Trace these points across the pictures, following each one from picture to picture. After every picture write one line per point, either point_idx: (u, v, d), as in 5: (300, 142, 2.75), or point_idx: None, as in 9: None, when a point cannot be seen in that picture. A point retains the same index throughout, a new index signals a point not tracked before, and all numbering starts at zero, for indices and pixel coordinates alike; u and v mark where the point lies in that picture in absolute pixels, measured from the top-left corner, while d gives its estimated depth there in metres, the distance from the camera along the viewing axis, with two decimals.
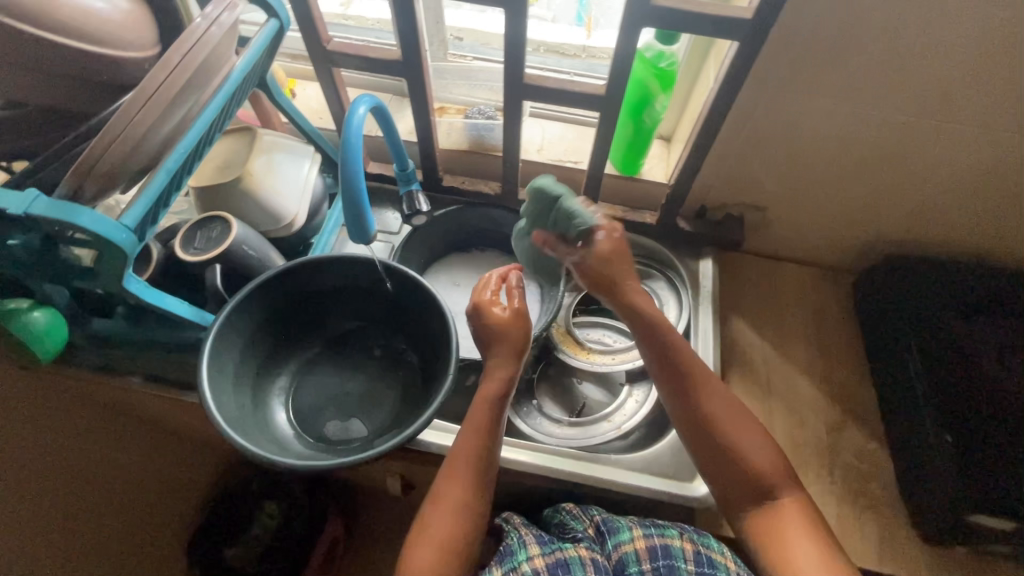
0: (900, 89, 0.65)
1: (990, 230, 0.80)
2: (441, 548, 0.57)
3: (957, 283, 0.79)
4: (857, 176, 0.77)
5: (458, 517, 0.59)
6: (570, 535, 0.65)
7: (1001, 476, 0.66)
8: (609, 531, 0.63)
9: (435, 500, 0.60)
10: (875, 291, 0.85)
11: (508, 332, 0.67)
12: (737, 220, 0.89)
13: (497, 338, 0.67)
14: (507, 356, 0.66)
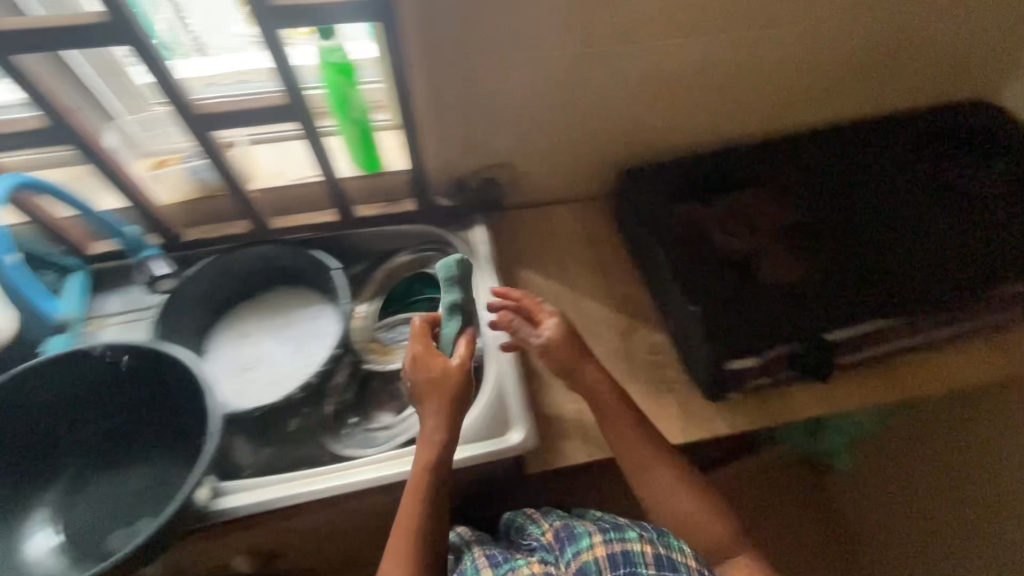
0: (543, 23, 0.74)
1: (684, 122, 0.93)
2: None
3: (678, 177, 0.93)
4: (560, 110, 0.86)
5: None
6: (530, 543, 0.70)
7: (735, 317, 0.78)
8: (572, 536, 0.66)
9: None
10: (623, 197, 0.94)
11: (442, 383, 0.69)
12: (491, 182, 0.94)
13: (426, 387, 0.69)
14: (433, 409, 0.68)
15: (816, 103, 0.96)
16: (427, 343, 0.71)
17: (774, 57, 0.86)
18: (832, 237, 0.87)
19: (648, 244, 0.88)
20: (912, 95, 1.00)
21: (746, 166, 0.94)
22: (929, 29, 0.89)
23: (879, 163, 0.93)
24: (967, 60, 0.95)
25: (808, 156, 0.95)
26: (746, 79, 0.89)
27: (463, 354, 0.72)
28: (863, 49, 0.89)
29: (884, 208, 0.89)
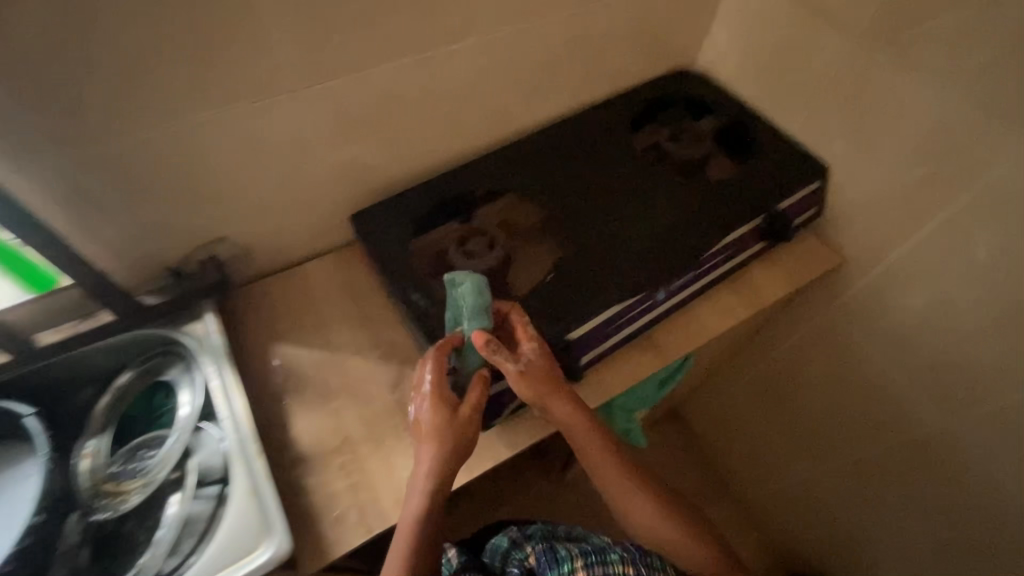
0: (166, 94, 0.66)
1: (402, 151, 0.90)
2: None
3: (415, 204, 0.89)
4: (250, 172, 0.79)
5: None
6: (514, 562, 0.77)
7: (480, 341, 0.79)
8: (555, 558, 0.73)
9: None
10: (362, 235, 0.88)
11: (449, 421, 0.71)
12: (208, 262, 0.85)
13: (445, 412, 0.71)
14: (444, 437, 0.70)
15: (533, 103, 0.97)
16: (441, 378, 0.73)
17: (467, 74, 0.85)
18: (572, 229, 0.90)
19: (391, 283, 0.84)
20: (625, 75, 1.05)
21: (484, 174, 0.93)
22: (609, 16, 0.92)
23: (604, 146, 0.99)
24: (658, 34, 1.01)
25: (540, 151, 0.97)
26: (449, 99, 0.87)
27: (473, 395, 0.72)
28: (553, 47, 0.91)
29: (613, 191, 0.95)
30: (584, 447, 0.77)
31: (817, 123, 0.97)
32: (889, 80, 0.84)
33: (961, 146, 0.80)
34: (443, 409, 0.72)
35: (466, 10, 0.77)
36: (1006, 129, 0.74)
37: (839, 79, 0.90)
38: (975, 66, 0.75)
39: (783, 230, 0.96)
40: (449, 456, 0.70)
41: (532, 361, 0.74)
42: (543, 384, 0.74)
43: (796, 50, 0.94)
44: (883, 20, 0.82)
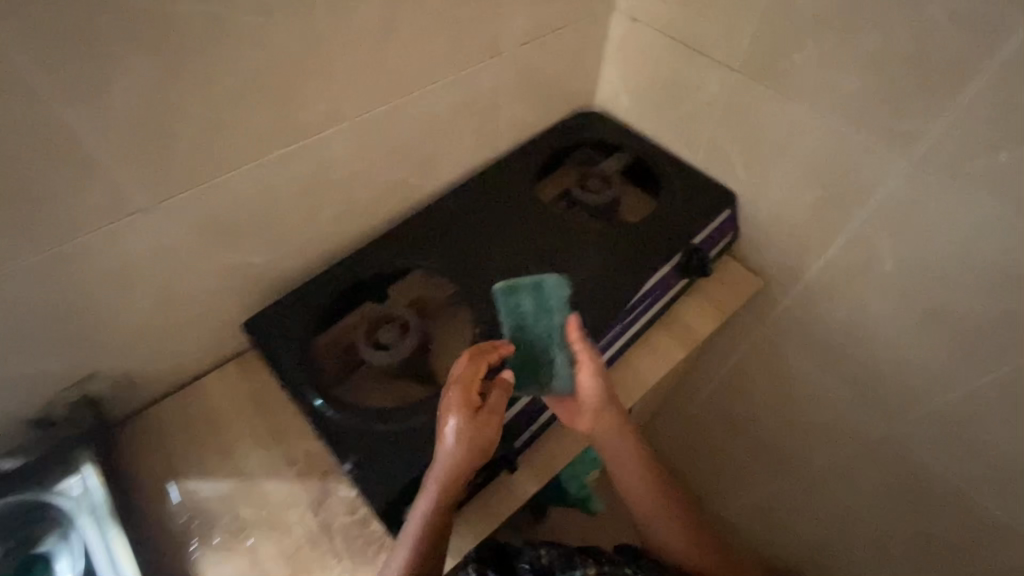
0: None
1: (292, 244, 0.83)
2: None
3: (312, 301, 0.82)
4: (109, 301, 0.69)
5: None
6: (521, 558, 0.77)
7: (399, 442, 0.71)
8: (572, 563, 0.74)
9: None
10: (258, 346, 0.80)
11: (478, 427, 0.66)
12: (79, 406, 0.74)
13: (465, 415, 0.66)
14: (465, 440, 0.65)
15: (430, 171, 0.92)
16: (471, 389, 0.68)
17: (346, 156, 0.80)
18: (489, 299, 0.85)
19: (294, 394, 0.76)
20: (522, 127, 1.02)
21: (387, 254, 0.87)
22: (492, 75, 0.89)
23: (510, 206, 0.96)
24: (548, 84, 0.99)
25: (445, 220, 0.92)
26: (332, 184, 0.81)
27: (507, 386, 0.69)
28: (436, 114, 0.87)
29: (526, 251, 0.91)
30: (620, 458, 0.77)
31: (716, 154, 0.97)
32: (772, 111, 0.85)
33: (848, 167, 0.80)
34: (464, 413, 0.66)
35: (330, 95, 0.73)
36: (885, 147, 0.75)
37: (726, 112, 0.91)
38: (845, 91, 0.76)
39: (703, 263, 0.95)
40: (469, 466, 0.65)
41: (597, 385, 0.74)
42: (600, 393, 0.74)
43: (682, 86, 0.95)
44: (755, 53, 0.82)
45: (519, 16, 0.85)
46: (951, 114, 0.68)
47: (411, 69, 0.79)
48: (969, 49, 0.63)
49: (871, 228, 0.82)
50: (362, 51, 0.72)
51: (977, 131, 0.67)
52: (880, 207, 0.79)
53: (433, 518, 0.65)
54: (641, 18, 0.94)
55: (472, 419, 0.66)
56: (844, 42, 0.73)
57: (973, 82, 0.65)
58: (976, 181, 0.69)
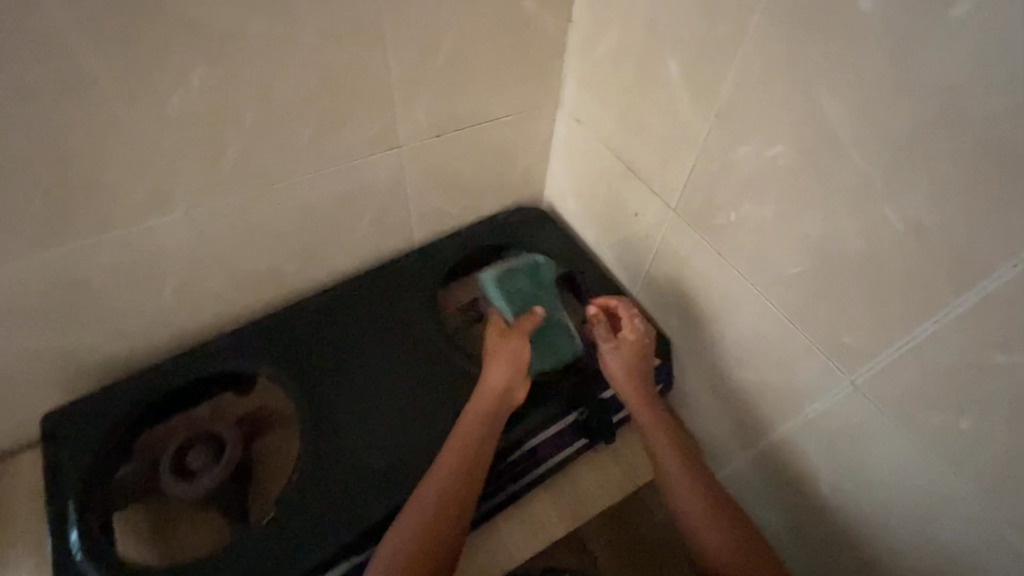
0: None
1: (126, 330, 0.73)
2: (418, 527, 0.58)
3: (128, 399, 0.73)
4: None
5: (437, 512, 0.59)
6: None
7: None
8: None
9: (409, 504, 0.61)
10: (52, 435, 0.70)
11: (512, 341, 0.70)
12: None
13: (495, 343, 0.71)
14: (497, 352, 0.70)
15: (311, 260, 0.81)
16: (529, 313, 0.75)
17: (186, 246, 0.68)
18: (325, 433, 0.72)
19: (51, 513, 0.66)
20: (442, 218, 0.89)
21: (232, 356, 0.77)
22: (392, 168, 0.77)
23: (400, 311, 0.83)
24: (474, 177, 0.86)
25: (318, 320, 0.81)
26: (172, 273, 0.70)
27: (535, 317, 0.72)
28: (315, 205, 0.74)
29: (396, 373, 0.77)
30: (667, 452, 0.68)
31: (651, 290, 0.80)
32: (706, 266, 0.67)
33: (785, 363, 0.62)
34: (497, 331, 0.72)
35: (161, 185, 0.62)
36: (822, 355, 0.57)
37: (662, 251, 0.74)
38: (781, 276, 0.57)
39: (604, 427, 0.78)
40: (496, 375, 0.68)
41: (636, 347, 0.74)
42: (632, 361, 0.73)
43: (622, 207, 0.79)
44: (693, 196, 0.64)
45: (425, 108, 0.71)
46: (896, 352, 0.49)
47: (271, 162, 0.66)
48: (926, 280, 0.44)
49: (804, 441, 0.63)
50: (195, 142, 0.59)
51: (929, 384, 0.47)
52: (815, 422, 0.61)
53: (460, 458, 0.62)
54: (584, 121, 0.79)
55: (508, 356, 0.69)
56: (783, 219, 0.54)
57: (927, 324, 0.45)
58: (925, 441, 0.50)
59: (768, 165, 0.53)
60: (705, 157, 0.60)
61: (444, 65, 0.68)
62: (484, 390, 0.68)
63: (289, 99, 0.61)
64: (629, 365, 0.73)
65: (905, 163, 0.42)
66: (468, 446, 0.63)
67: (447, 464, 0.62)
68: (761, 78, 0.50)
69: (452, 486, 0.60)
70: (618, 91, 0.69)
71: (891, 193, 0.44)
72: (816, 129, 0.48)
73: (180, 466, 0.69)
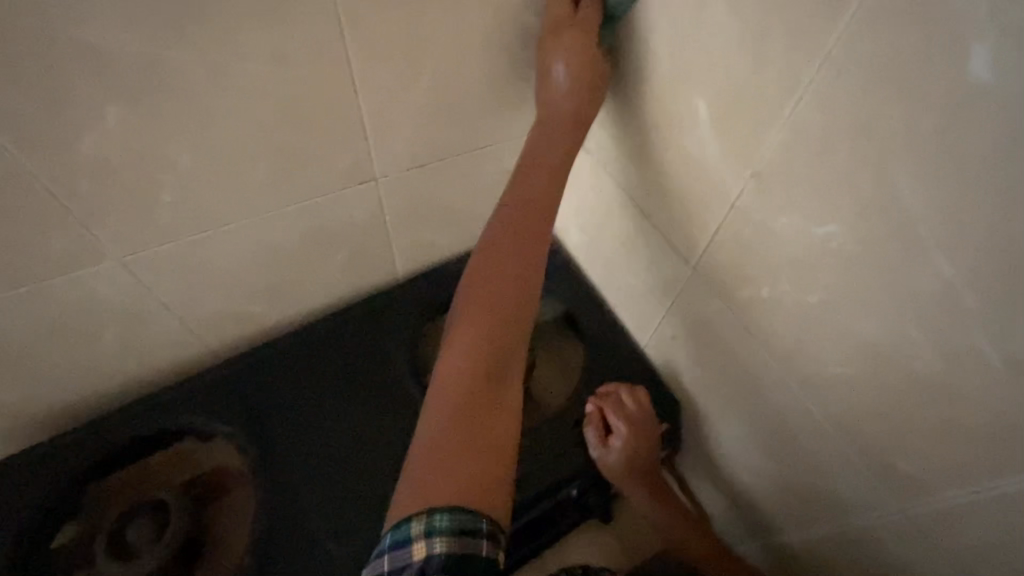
0: None
1: (65, 382, 0.64)
2: (459, 457, 0.42)
3: (86, 449, 0.66)
4: None
5: (461, 397, 0.45)
6: None
7: None
8: None
9: (445, 362, 0.48)
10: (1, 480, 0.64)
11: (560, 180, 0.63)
12: None
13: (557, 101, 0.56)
14: (573, 88, 0.54)
15: (277, 300, 0.71)
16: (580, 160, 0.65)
17: (126, 295, 0.59)
18: (285, 508, 0.64)
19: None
20: (430, 251, 0.78)
21: (193, 407, 0.69)
22: (369, 202, 0.66)
23: (376, 358, 0.74)
24: (465, 208, 0.75)
25: (285, 368, 0.72)
26: (111, 322, 0.61)
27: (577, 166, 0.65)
28: (278, 244, 0.64)
29: (366, 437, 0.69)
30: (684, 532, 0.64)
31: (661, 349, 0.70)
32: (728, 339, 0.57)
33: (820, 470, 0.52)
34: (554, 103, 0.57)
35: (84, 234, 0.52)
36: (868, 472, 0.47)
37: (678, 310, 0.63)
38: (824, 374, 0.47)
39: (597, 499, 0.70)
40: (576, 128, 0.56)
41: (638, 438, 0.64)
42: (637, 449, 0.64)
43: (633, 253, 0.68)
44: (719, 258, 0.54)
45: (406, 137, 0.61)
46: (972, 497, 0.40)
47: (220, 203, 0.56)
48: (1022, 429, 0.35)
49: (835, 552, 0.55)
50: (120, 187, 0.50)
51: (1012, 544, 0.39)
52: (852, 539, 0.52)
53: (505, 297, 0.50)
54: (594, 152, 0.67)
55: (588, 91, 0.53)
56: (832, 311, 0.44)
57: (1022, 478, 0.36)
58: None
59: (819, 247, 0.43)
60: (738, 220, 0.49)
61: (427, 89, 0.57)
62: (500, 221, 0.54)
63: (235, 132, 0.51)
64: (630, 456, 0.63)
65: (1005, 282, 0.32)
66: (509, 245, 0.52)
67: (453, 363, 0.47)
68: (820, 142, 0.39)
69: (471, 386, 0.46)
70: (636, 124, 0.58)
71: (987, 317, 0.34)
72: (887, 216, 0.37)
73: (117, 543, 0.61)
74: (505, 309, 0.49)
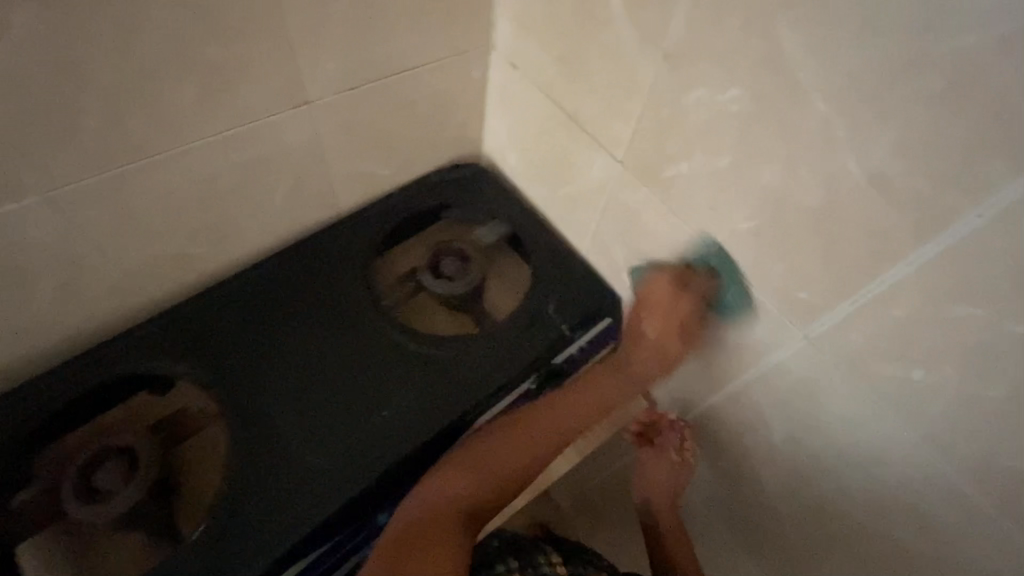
0: None
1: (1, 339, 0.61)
2: (425, 514, 0.56)
3: (31, 403, 0.64)
4: None
5: (476, 477, 0.60)
6: None
7: None
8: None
9: (490, 461, 0.61)
10: None
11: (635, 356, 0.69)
12: None
13: (665, 296, 0.63)
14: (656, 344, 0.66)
15: (219, 241, 0.70)
16: (677, 309, 0.63)
17: (58, 238, 0.57)
18: (256, 434, 0.66)
19: None
20: (371, 183, 0.79)
21: (144, 351, 0.68)
22: (304, 129, 0.66)
23: (328, 288, 0.75)
24: (403, 137, 0.76)
25: (234, 308, 0.72)
26: (45, 269, 0.59)
27: (657, 290, 0.64)
28: (213, 176, 0.63)
29: (326, 361, 0.70)
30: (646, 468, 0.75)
31: (600, 251, 0.76)
32: (657, 223, 0.63)
33: (739, 321, 0.60)
34: (670, 306, 0.63)
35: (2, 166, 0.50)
36: (776, 309, 0.55)
37: (612, 209, 0.69)
38: (736, 231, 0.54)
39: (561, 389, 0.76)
40: (652, 324, 0.66)
41: (679, 467, 0.73)
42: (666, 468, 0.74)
43: (566, 163, 0.72)
44: (642, 147, 0.59)
45: (335, 56, 0.61)
46: (853, 307, 0.48)
47: (148, 127, 0.55)
48: (885, 234, 0.43)
49: (755, 395, 0.64)
50: (34, 110, 0.48)
51: (883, 337, 0.47)
52: (767, 377, 0.61)
53: (547, 440, 0.65)
54: (522, 68, 0.70)
55: (672, 306, 0.63)
56: (736, 171, 0.51)
57: (888, 277, 0.44)
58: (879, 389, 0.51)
59: (722, 114, 0.49)
60: (655, 107, 0.55)
61: (353, 4, 0.58)
62: (588, 393, 0.69)
63: (157, 50, 0.50)
64: (661, 474, 0.74)
65: (866, 105, 0.39)
66: (571, 407, 0.68)
67: (485, 463, 0.61)
68: (717, 13, 0.44)
69: (481, 474, 0.60)
70: (558, 32, 0.61)
71: (854, 142, 0.41)
72: (774, 70, 0.43)
73: (88, 488, 0.62)
74: (534, 454, 0.64)
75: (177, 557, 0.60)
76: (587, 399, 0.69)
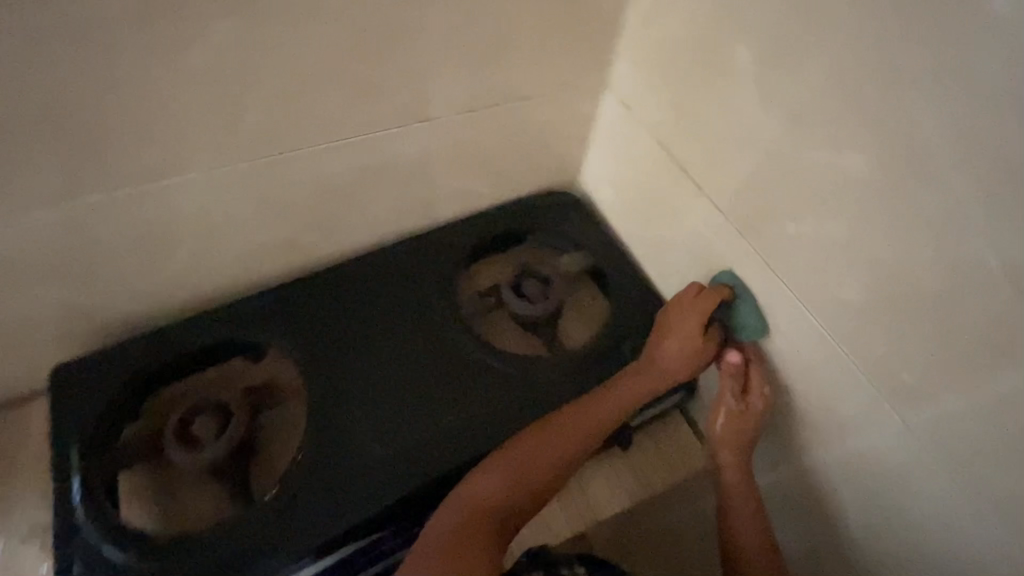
0: None
1: (142, 292, 0.71)
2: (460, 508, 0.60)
3: (150, 352, 0.72)
4: None
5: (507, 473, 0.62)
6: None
7: (145, 553, 0.63)
8: None
9: (521, 454, 0.63)
10: (75, 377, 0.70)
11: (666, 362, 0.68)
12: None
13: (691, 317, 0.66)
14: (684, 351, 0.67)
15: (330, 234, 0.77)
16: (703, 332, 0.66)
17: (204, 212, 0.66)
18: (333, 415, 0.71)
19: (68, 443, 0.67)
20: (470, 200, 0.84)
21: (249, 323, 0.75)
22: (422, 142, 0.71)
23: (416, 292, 0.79)
24: (508, 161, 0.80)
25: (331, 297, 0.78)
26: (188, 237, 0.68)
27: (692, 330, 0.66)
28: (337, 176, 0.70)
29: (404, 360, 0.74)
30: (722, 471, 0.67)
31: None
32: (752, 278, 0.62)
33: (829, 395, 0.59)
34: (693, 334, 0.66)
35: (177, 145, 0.59)
36: (871, 389, 0.54)
37: (705, 258, 0.68)
38: (841, 299, 0.53)
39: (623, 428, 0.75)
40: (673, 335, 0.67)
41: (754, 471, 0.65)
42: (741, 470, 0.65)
43: (663, 206, 0.73)
44: (747, 202, 0.59)
45: (461, 80, 0.66)
46: (964, 401, 0.47)
47: (293, 125, 0.62)
48: (1008, 330, 0.43)
49: (834, 473, 0.61)
50: (211, 101, 0.57)
51: (991, 442, 0.47)
52: (853, 458, 0.59)
53: (586, 437, 0.66)
54: (633, 108, 0.72)
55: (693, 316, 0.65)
56: (850, 238, 0.50)
57: (1007, 377, 0.44)
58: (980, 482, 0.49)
59: (843, 180, 0.49)
60: (766, 163, 0.56)
61: (484, 35, 0.63)
62: (623, 399, 0.68)
63: (314, 60, 0.58)
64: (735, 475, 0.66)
65: (1005, 198, 0.40)
66: (605, 406, 0.67)
67: (518, 458, 0.63)
68: (845, 84, 0.46)
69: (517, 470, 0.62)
70: (675, 81, 0.63)
71: (991, 233, 0.41)
72: (905, 145, 0.44)
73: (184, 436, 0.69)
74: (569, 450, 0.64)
75: (244, 515, 0.65)
76: (622, 399, 0.68)
